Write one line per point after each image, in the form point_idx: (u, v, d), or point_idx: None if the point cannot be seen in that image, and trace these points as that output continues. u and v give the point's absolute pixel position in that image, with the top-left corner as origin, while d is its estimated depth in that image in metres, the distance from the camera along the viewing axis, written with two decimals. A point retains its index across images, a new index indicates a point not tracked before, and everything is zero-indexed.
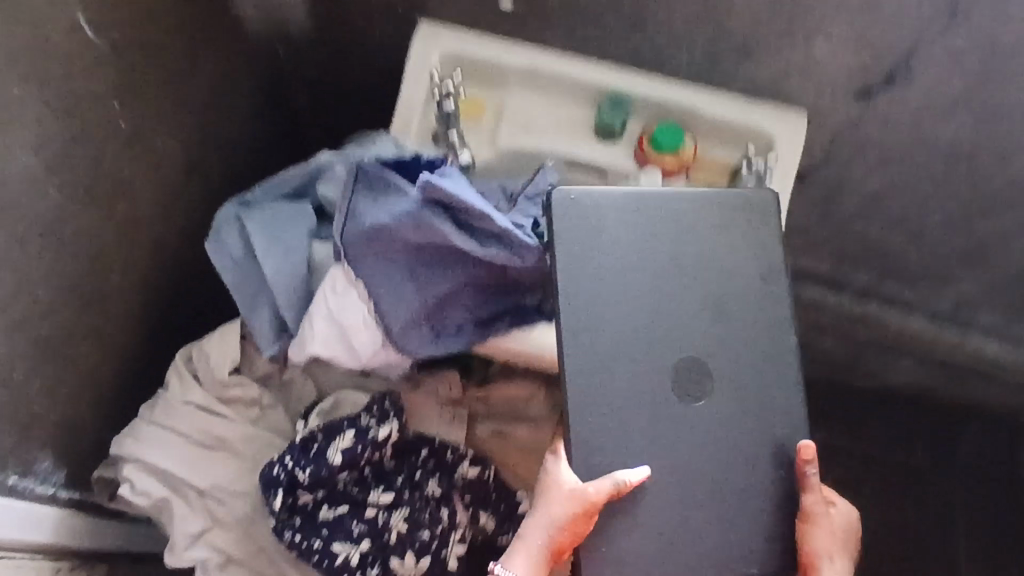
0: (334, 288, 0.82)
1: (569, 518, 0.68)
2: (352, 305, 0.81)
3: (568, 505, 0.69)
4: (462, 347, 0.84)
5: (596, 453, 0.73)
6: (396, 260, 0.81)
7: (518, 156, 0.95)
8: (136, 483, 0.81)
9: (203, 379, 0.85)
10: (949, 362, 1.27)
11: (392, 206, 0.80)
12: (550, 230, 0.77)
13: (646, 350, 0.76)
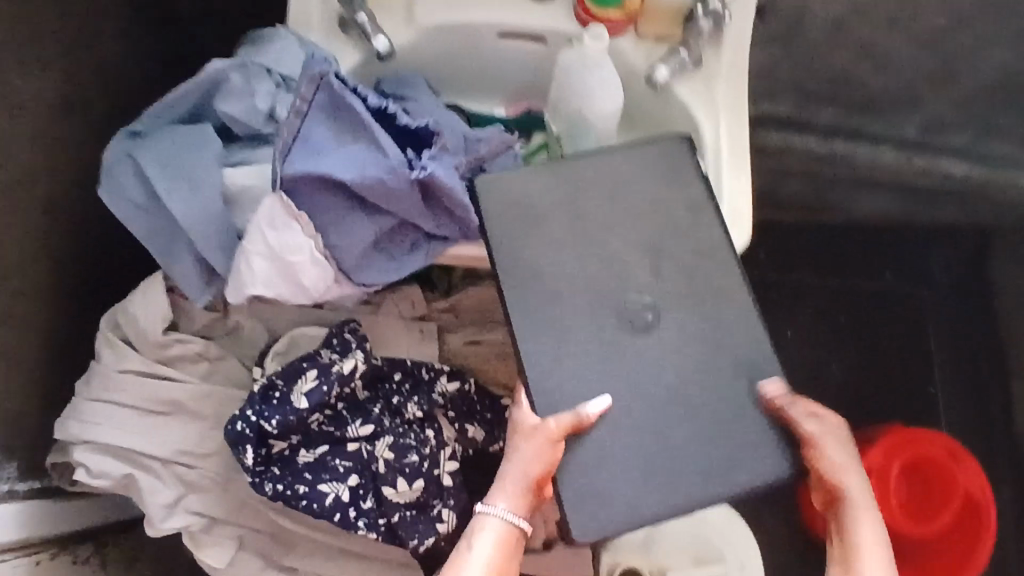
0: (273, 223, 0.70)
1: (540, 458, 0.68)
2: (295, 241, 0.71)
3: (537, 445, 0.69)
4: (419, 267, 0.77)
5: (565, 362, 0.72)
6: (343, 197, 0.72)
7: (444, 32, 0.84)
8: (91, 466, 0.76)
9: (137, 343, 0.77)
10: (919, 188, 1.24)
11: (360, 157, 0.72)
12: (479, 209, 0.75)
13: (588, 269, 0.75)
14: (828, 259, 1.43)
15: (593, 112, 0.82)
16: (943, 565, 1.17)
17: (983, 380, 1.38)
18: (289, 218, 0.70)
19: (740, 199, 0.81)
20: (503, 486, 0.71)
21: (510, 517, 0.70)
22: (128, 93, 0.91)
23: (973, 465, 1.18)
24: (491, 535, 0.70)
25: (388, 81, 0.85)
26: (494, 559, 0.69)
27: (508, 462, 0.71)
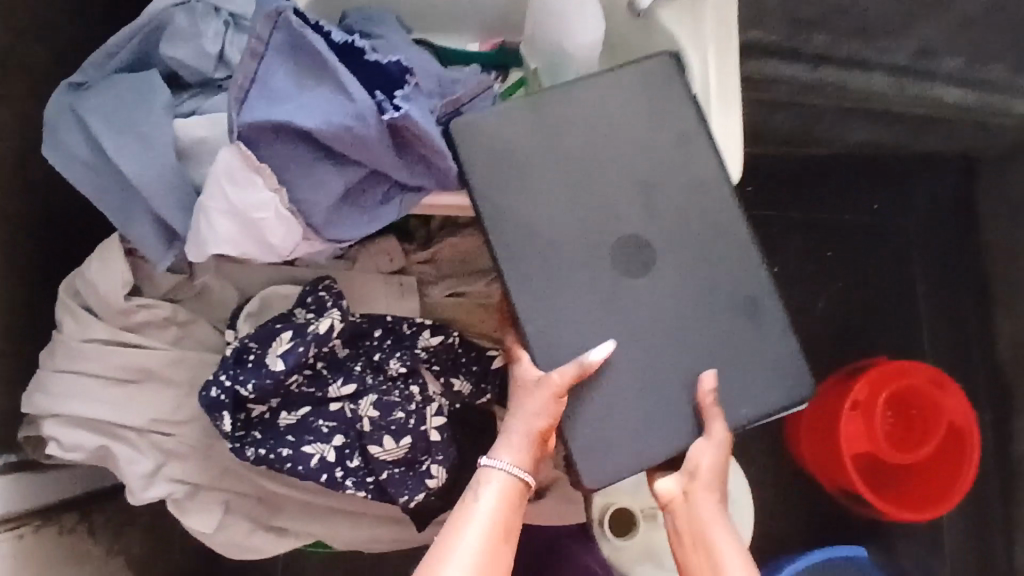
0: (232, 176, 0.65)
1: (543, 412, 0.67)
2: (257, 198, 0.66)
3: (539, 400, 0.67)
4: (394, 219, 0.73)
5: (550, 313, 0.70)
6: (306, 146, 0.67)
7: None
8: (64, 439, 0.72)
9: (99, 310, 0.73)
10: (910, 115, 1.20)
11: (324, 103, 0.66)
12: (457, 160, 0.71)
13: (571, 214, 0.72)
14: (814, 191, 1.41)
15: (574, 46, 0.77)
16: (924, 491, 1.20)
17: (965, 307, 1.39)
18: (249, 171, 0.65)
19: (732, 137, 0.77)
20: (506, 441, 0.67)
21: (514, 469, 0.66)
22: (70, 39, 0.84)
23: (958, 391, 1.19)
24: (496, 487, 0.65)
25: (352, 16, 0.79)
26: (499, 514, 0.64)
27: (511, 420, 0.68)
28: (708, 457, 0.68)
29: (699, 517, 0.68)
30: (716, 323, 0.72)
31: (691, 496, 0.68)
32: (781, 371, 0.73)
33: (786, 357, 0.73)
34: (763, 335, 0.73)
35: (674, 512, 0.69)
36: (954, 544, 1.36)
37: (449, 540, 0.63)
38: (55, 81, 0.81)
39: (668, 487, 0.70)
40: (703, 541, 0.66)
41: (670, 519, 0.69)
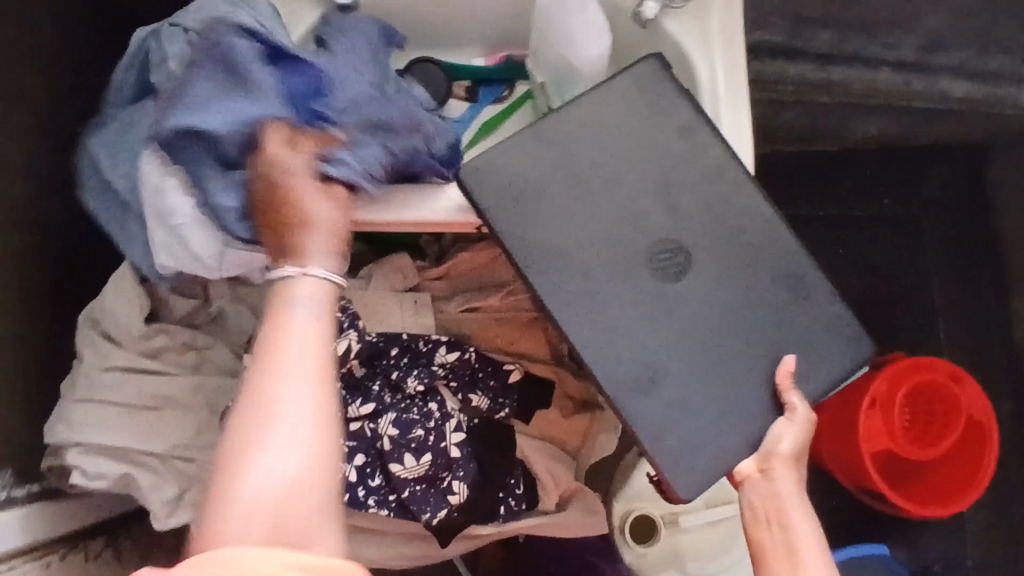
0: (151, 185, 0.69)
1: (336, 218, 0.63)
2: (174, 203, 0.69)
3: (331, 208, 0.63)
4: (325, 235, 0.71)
5: (568, 330, 0.70)
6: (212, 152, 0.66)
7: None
8: (87, 468, 0.73)
9: (119, 338, 0.74)
10: (914, 107, 1.22)
11: (238, 108, 0.65)
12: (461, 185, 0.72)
13: (587, 229, 0.71)
14: (825, 186, 1.41)
15: (579, 58, 0.77)
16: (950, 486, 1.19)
17: (982, 301, 1.38)
18: (160, 185, 0.69)
19: (743, 136, 0.77)
20: (308, 254, 0.60)
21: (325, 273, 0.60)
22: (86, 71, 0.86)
23: (974, 385, 1.18)
24: (304, 301, 0.59)
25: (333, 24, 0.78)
26: (322, 337, 0.58)
27: (303, 235, 0.61)
28: (790, 438, 0.69)
29: (778, 494, 0.70)
30: (740, 335, 0.71)
31: (772, 476, 0.70)
32: (808, 373, 0.72)
33: (809, 366, 0.72)
34: (789, 338, 0.72)
35: (751, 488, 0.71)
36: (977, 540, 1.34)
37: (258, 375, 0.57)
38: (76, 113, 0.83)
39: (745, 465, 0.70)
40: (778, 515, 0.70)
41: (744, 494, 0.72)
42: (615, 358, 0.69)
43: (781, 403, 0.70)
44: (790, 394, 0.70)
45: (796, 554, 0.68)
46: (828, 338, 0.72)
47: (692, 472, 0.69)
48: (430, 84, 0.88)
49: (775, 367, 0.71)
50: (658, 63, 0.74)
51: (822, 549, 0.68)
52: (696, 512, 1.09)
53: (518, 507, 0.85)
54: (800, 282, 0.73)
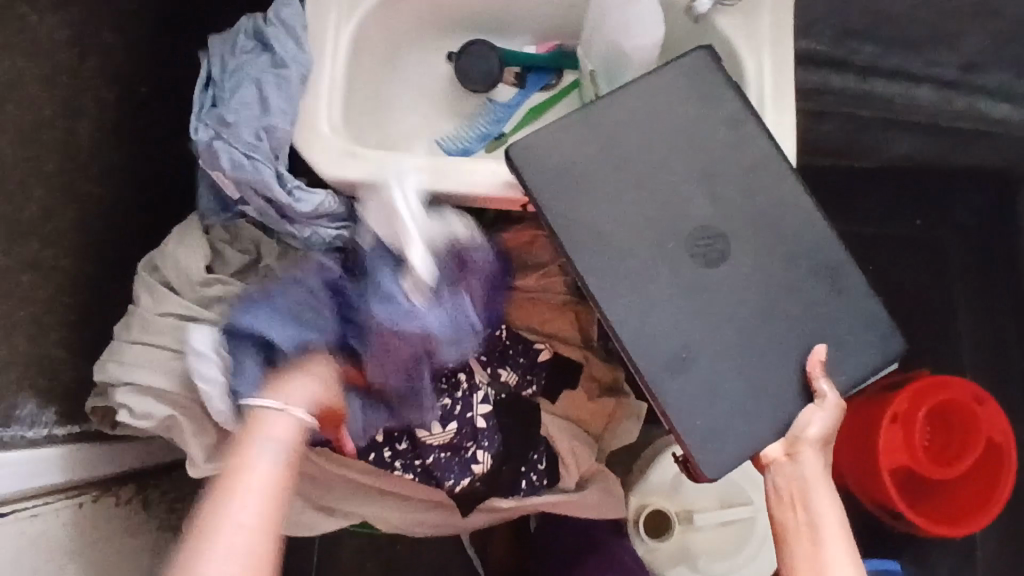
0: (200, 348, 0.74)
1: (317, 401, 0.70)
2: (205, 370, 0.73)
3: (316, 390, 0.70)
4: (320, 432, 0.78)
5: (606, 307, 0.72)
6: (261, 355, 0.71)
7: None
8: (134, 407, 0.77)
9: (178, 287, 0.80)
10: (953, 127, 1.23)
11: (304, 335, 0.69)
12: (512, 162, 0.74)
13: (630, 212, 0.73)
14: (852, 196, 1.43)
15: (629, 45, 0.79)
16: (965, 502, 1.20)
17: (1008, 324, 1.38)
18: (208, 351, 0.74)
19: (786, 133, 0.79)
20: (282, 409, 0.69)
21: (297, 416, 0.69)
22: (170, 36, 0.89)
23: (998, 406, 1.18)
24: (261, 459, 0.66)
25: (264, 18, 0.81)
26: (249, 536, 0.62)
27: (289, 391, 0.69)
28: (818, 423, 0.71)
29: (803, 477, 0.72)
30: (772, 326, 0.72)
31: (798, 459, 0.73)
32: (839, 367, 0.73)
33: (839, 359, 0.73)
34: (822, 330, 0.73)
35: (776, 471, 0.74)
36: (989, 563, 1.34)
37: (216, 503, 0.63)
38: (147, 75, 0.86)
39: (772, 449, 0.73)
40: (801, 497, 0.72)
41: (770, 476, 0.74)
42: (652, 339, 0.71)
43: (811, 391, 0.72)
44: (816, 383, 0.71)
45: (816, 536, 0.70)
46: (861, 334, 0.74)
47: (718, 454, 0.71)
48: (485, 65, 0.90)
49: (805, 355, 0.72)
50: (707, 55, 0.76)
51: (845, 531, 0.71)
52: (710, 512, 1.12)
53: (539, 482, 0.86)
54: (837, 277, 0.74)
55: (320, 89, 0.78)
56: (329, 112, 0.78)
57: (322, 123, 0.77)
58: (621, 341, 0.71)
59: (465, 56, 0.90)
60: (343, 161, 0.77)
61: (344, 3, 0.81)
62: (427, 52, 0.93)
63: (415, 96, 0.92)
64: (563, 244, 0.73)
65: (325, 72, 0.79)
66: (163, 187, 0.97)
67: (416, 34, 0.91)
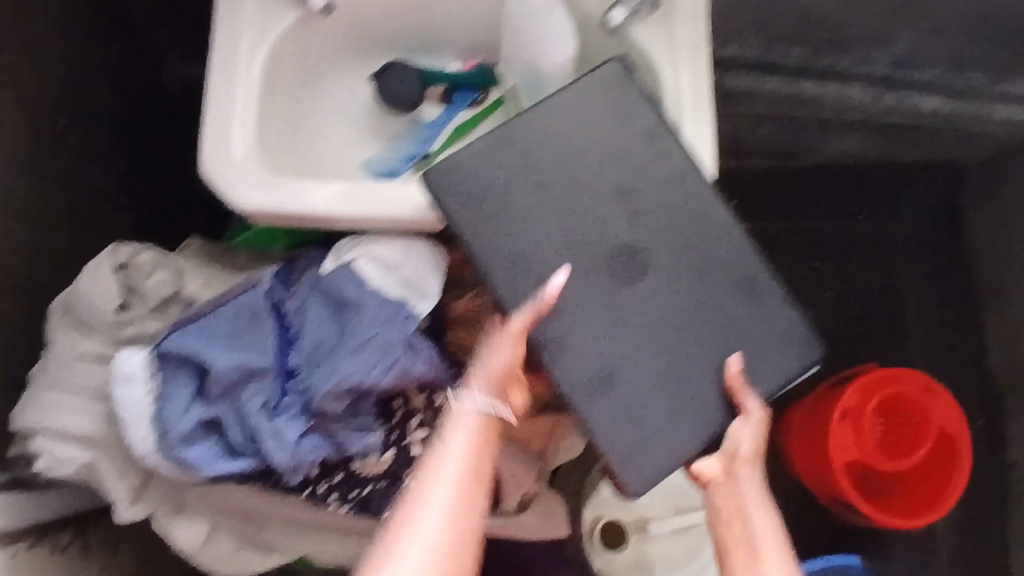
0: (127, 375, 0.71)
1: (506, 354, 0.70)
2: (133, 395, 0.70)
3: (507, 344, 0.70)
4: (244, 472, 0.72)
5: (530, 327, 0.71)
6: (195, 379, 0.72)
7: None
8: (55, 453, 0.73)
9: (91, 327, 0.76)
10: (889, 121, 1.25)
11: (246, 358, 0.72)
12: (432, 184, 0.73)
13: (551, 230, 0.73)
14: (801, 196, 1.44)
15: (545, 60, 0.78)
16: (916, 492, 1.20)
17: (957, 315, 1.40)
18: (141, 375, 0.71)
19: (705, 144, 0.79)
20: (474, 379, 0.69)
21: (487, 406, 0.68)
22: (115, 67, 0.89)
23: (946, 396, 1.19)
24: (457, 438, 0.66)
25: None
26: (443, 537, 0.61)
27: (482, 358, 0.70)
28: (747, 438, 0.70)
29: (741, 495, 0.70)
30: (699, 339, 0.73)
31: (734, 475, 0.70)
32: (763, 377, 0.74)
33: (766, 366, 0.74)
34: (744, 340, 0.73)
35: (716, 490, 0.71)
36: (945, 555, 1.36)
37: (415, 495, 0.63)
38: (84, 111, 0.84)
39: (709, 468, 0.71)
40: (738, 515, 0.69)
41: (709, 496, 0.72)
42: (575, 361, 0.71)
43: (735, 401, 0.72)
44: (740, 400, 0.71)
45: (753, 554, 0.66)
46: (782, 343, 0.74)
47: (648, 467, 0.71)
48: (405, 89, 0.88)
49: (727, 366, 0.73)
50: (619, 68, 0.76)
51: (784, 552, 0.66)
52: (665, 520, 1.13)
53: None
54: (757, 287, 0.74)
55: (230, 112, 0.76)
56: (242, 135, 0.75)
57: (234, 148, 0.75)
58: (545, 362, 0.71)
59: (387, 78, 0.88)
60: (256, 189, 0.74)
61: (256, 28, 0.78)
62: (351, 73, 0.89)
63: (338, 119, 0.89)
64: (485, 266, 0.72)
65: (237, 95, 0.76)
66: (87, 222, 0.95)
67: (337, 56, 0.88)
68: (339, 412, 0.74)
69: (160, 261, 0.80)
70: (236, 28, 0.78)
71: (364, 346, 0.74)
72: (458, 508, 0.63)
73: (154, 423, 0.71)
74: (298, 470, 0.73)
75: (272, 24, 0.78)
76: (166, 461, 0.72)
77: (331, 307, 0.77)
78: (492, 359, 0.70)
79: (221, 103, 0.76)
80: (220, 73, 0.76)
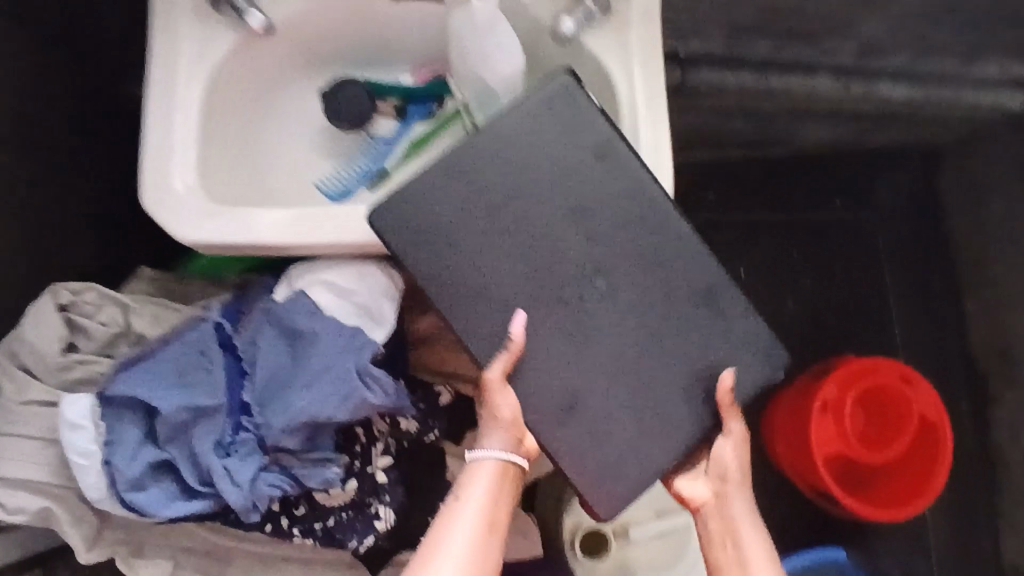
0: (72, 422, 0.69)
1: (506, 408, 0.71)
2: (79, 442, 0.69)
3: (505, 399, 0.71)
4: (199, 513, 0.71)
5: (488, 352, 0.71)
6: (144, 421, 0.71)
7: (340, 8, 0.79)
8: (7, 502, 0.71)
9: (37, 371, 0.73)
10: (863, 114, 1.23)
11: (194, 398, 0.70)
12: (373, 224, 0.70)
13: (507, 253, 0.71)
14: (776, 189, 1.42)
15: (493, 76, 0.76)
16: (902, 485, 1.19)
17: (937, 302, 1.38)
18: (86, 422, 0.69)
19: (662, 155, 0.77)
20: (486, 434, 0.72)
21: (503, 456, 0.72)
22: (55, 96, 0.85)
23: (926, 387, 1.19)
24: (476, 488, 0.70)
25: None
26: None
27: (486, 410, 0.72)
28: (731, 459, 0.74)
29: (730, 514, 0.75)
30: (661, 359, 0.71)
31: (722, 496, 0.76)
32: (729, 392, 0.72)
33: (732, 381, 0.72)
34: (707, 358, 0.72)
35: (707, 512, 0.76)
36: (934, 546, 1.35)
37: (434, 543, 0.67)
38: (22, 147, 0.81)
39: (700, 491, 0.76)
40: (724, 540, 0.75)
41: (701, 518, 0.77)
42: (538, 390, 0.71)
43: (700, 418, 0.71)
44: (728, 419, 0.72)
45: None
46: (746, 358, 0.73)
47: (615, 492, 0.71)
48: (355, 108, 0.83)
49: (692, 383, 0.72)
50: (571, 78, 0.72)
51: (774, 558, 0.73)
52: (645, 524, 1.11)
53: None
54: (719, 300, 0.73)
55: (169, 144, 0.73)
56: (183, 167, 0.73)
57: (175, 180, 0.72)
58: (511, 383, 0.71)
59: (339, 96, 0.83)
60: (200, 222, 0.71)
61: (193, 54, 0.75)
62: (298, 92, 0.86)
63: (289, 139, 0.86)
64: (441, 294, 0.71)
65: (176, 125, 0.73)
66: None
67: (284, 75, 0.84)
68: (295, 447, 0.72)
69: (106, 298, 0.77)
70: (172, 56, 0.75)
71: (315, 378, 0.71)
72: (475, 559, 0.67)
73: (103, 470, 0.69)
74: (255, 508, 0.71)
75: (209, 49, 0.75)
76: (120, 506, 0.70)
77: (283, 338, 0.74)
78: (495, 412, 0.71)
79: (159, 135, 0.73)
80: (157, 104, 0.73)
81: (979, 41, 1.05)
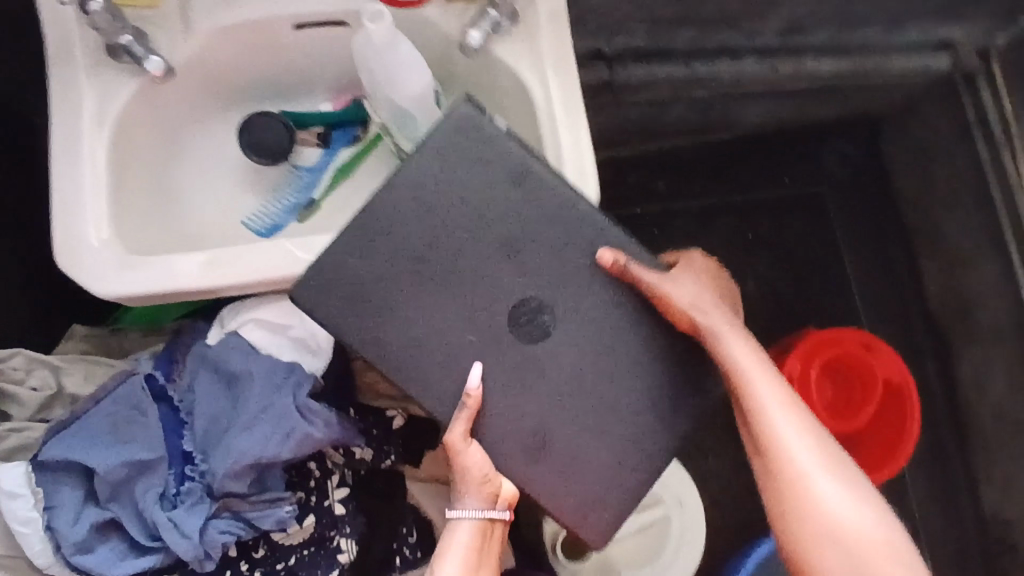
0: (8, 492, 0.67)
1: (476, 465, 0.70)
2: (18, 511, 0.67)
3: (470, 456, 0.69)
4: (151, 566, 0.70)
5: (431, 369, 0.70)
6: (85, 481, 0.70)
7: (246, 44, 0.79)
8: None
9: None
10: (795, 91, 1.23)
11: (132, 453, 0.70)
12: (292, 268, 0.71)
13: (437, 274, 0.70)
14: (726, 171, 1.41)
15: (403, 98, 0.76)
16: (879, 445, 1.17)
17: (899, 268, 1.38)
18: (24, 490, 0.67)
19: (585, 157, 0.77)
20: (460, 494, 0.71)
21: (480, 514, 0.71)
22: None
23: (888, 351, 1.18)
24: (454, 553, 0.70)
25: None
26: None
27: (457, 474, 0.70)
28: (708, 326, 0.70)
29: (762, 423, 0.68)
30: (602, 360, 0.71)
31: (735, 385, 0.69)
32: (674, 385, 0.72)
33: (675, 375, 0.72)
34: (649, 354, 0.72)
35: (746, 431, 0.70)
36: (923, 512, 1.34)
37: None
38: None
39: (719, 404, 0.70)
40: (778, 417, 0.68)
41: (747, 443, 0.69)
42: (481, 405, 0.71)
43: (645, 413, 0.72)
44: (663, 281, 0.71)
45: (805, 437, 0.68)
46: (686, 349, 0.72)
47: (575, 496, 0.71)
48: (275, 142, 0.83)
49: (636, 381, 0.72)
50: (472, 108, 0.71)
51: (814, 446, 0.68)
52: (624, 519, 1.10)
53: (413, 556, 0.81)
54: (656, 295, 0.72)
55: (79, 198, 0.72)
56: (95, 219, 0.72)
57: (89, 233, 0.71)
58: (473, 435, 0.70)
59: (254, 127, 0.83)
60: (120, 274, 0.71)
61: (96, 105, 0.74)
62: (215, 131, 0.87)
63: (211, 178, 0.86)
64: (372, 323, 0.70)
65: (84, 178, 0.72)
66: None
67: (198, 115, 0.85)
68: (243, 491, 0.72)
69: (35, 361, 0.76)
70: (76, 109, 0.74)
71: (257, 421, 0.71)
72: None
73: (47, 537, 0.67)
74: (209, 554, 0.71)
75: (110, 98, 0.74)
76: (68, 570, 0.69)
77: (219, 383, 0.74)
78: (466, 475, 0.70)
79: (67, 190, 0.72)
80: (63, 160, 0.72)
81: (894, 7, 1.07)
